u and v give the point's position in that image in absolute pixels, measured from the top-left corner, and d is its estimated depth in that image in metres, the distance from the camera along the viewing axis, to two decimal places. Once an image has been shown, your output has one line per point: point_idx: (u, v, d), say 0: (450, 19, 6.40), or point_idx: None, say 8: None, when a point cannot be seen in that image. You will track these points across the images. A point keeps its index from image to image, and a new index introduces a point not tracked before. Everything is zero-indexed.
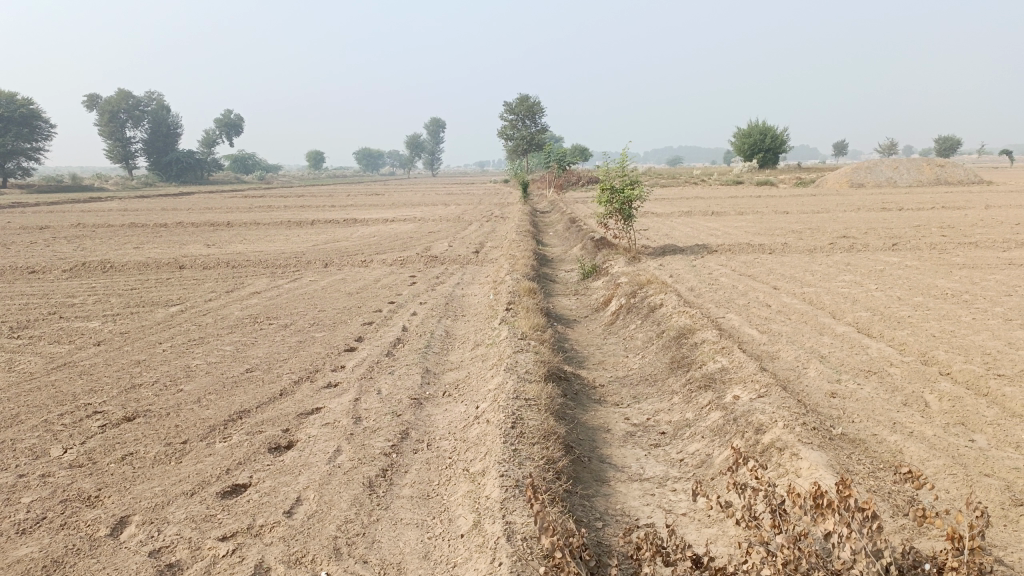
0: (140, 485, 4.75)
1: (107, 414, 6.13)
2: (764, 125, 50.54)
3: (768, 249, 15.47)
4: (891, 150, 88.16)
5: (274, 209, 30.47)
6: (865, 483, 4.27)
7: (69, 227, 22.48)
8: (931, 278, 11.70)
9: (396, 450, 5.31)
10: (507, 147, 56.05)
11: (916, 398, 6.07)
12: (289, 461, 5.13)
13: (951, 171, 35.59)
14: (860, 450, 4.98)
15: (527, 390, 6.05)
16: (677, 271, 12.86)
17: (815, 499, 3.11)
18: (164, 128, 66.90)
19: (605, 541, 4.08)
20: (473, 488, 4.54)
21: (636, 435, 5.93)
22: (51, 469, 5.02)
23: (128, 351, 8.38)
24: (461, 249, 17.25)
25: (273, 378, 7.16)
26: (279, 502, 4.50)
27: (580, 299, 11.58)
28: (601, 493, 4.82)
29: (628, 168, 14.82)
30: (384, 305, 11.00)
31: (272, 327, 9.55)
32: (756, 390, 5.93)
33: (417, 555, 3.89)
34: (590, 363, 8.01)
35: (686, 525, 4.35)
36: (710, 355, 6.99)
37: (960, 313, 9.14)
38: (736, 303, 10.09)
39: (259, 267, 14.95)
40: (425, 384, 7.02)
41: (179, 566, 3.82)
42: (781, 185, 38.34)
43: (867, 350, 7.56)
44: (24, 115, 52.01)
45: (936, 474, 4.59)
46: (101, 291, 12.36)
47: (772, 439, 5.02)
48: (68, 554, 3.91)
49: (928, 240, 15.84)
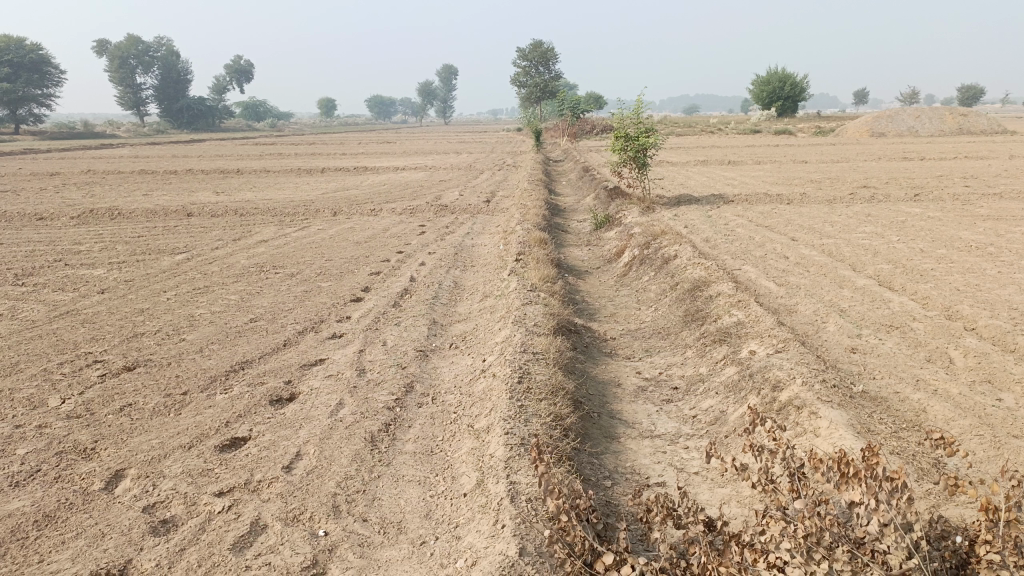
0: (137, 438, 4.62)
1: (107, 363, 6.02)
2: (783, 71, 49.10)
3: (786, 199, 15.08)
4: (914, 98, 85.86)
5: (284, 157, 30.14)
6: (888, 445, 4.08)
7: (78, 174, 22.27)
8: (953, 230, 11.34)
9: (400, 404, 5.16)
10: (520, 94, 54.99)
11: (941, 354, 5.84)
12: (290, 415, 4.99)
13: (974, 121, 34.60)
14: (881, 409, 4.78)
15: (536, 344, 5.86)
16: (693, 222, 12.54)
17: (841, 467, 2.89)
18: (176, 75, 66.10)
19: (613, 501, 3.94)
20: (478, 445, 4.38)
21: (648, 390, 5.77)
22: (48, 420, 4.90)
23: (132, 299, 8.25)
24: (472, 198, 16.96)
25: (277, 328, 7.01)
26: (278, 457, 4.37)
27: (592, 249, 11.33)
28: (611, 450, 4.66)
29: (643, 116, 14.36)
30: (392, 254, 10.80)
31: (278, 276, 9.38)
32: (773, 344, 5.71)
33: (418, 515, 3.74)
34: (601, 315, 7.81)
35: (698, 484, 4.21)
36: (726, 308, 6.77)
37: (985, 266, 8.83)
38: (752, 255, 9.80)
39: (267, 215, 14.75)
40: (432, 335, 6.86)
41: (173, 522, 3.70)
42: (798, 134, 37.43)
43: (889, 304, 7.31)
44: (34, 62, 51.53)
45: (962, 435, 4.40)
46: (107, 238, 12.21)
47: (789, 396, 4.81)
48: (60, 509, 3.79)
49: (951, 191, 15.37)
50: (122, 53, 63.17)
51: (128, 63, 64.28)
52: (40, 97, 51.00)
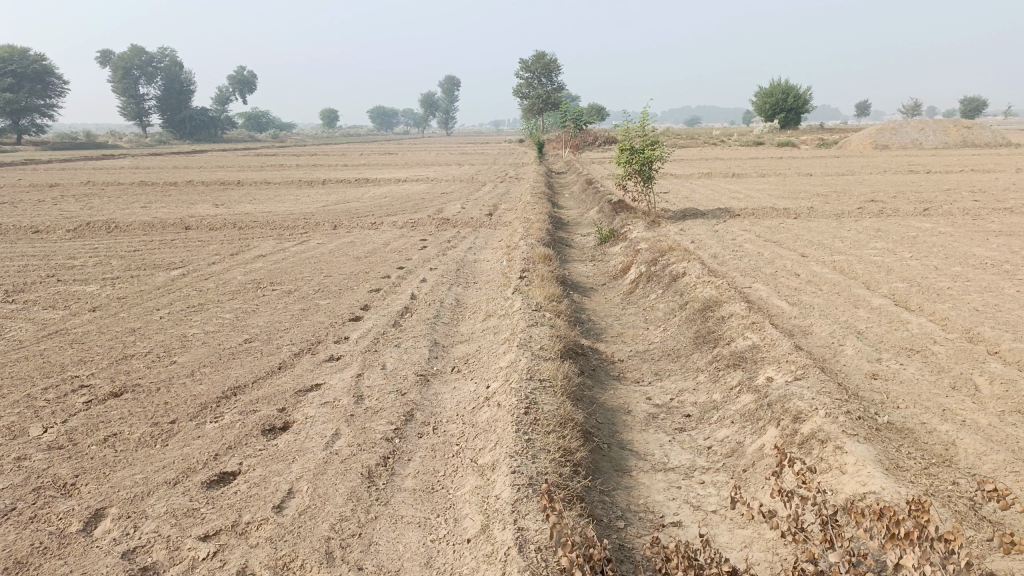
0: (121, 472, 4.35)
1: (94, 388, 5.75)
2: (786, 83, 48.86)
3: (793, 213, 14.83)
4: (915, 110, 85.60)
5: (286, 168, 29.93)
6: (922, 485, 3.80)
7: (78, 185, 22.08)
8: (966, 246, 11.08)
9: (399, 435, 4.89)
10: (522, 106, 54.91)
11: (966, 380, 5.57)
12: (283, 447, 4.72)
13: (978, 133, 34.35)
14: (908, 442, 4.51)
15: (542, 369, 5.58)
16: (699, 237, 12.28)
17: (890, 527, 2.65)
18: (178, 86, 66.17)
19: (627, 545, 3.68)
20: (482, 484, 4.11)
21: (659, 417, 5.50)
22: (27, 452, 4.63)
23: (124, 317, 7.99)
24: (474, 211, 16.75)
25: (273, 350, 6.75)
26: (268, 495, 4.10)
27: (596, 265, 11.09)
28: (622, 486, 4.39)
29: (648, 128, 14.09)
30: (392, 270, 10.54)
31: (276, 293, 9.12)
32: (792, 371, 5.43)
33: (418, 562, 3.47)
34: (608, 335, 7.56)
35: (717, 524, 3.93)
36: (739, 331, 6.49)
37: (1002, 285, 8.56)
38: (762, 273, 9.53)
39: (265, 229, 14.52)
40: (433, 358, 6.59)
41: (154, 569, 3.44)
42: (801, 146, 37.25)
43: (907, 325, 7.04)
44: (37, 73, 51.54)
45: (998, 472, 4.13)
46: (103, 252, 11.97)
47: (812, 429, 4.52)
48: (32, 555, 3.53)
49: (961, 205, 15.12)
50: (125, 64, 63.03)
51: (131, 74, 64.26)
52: (42, 107, 50.94)
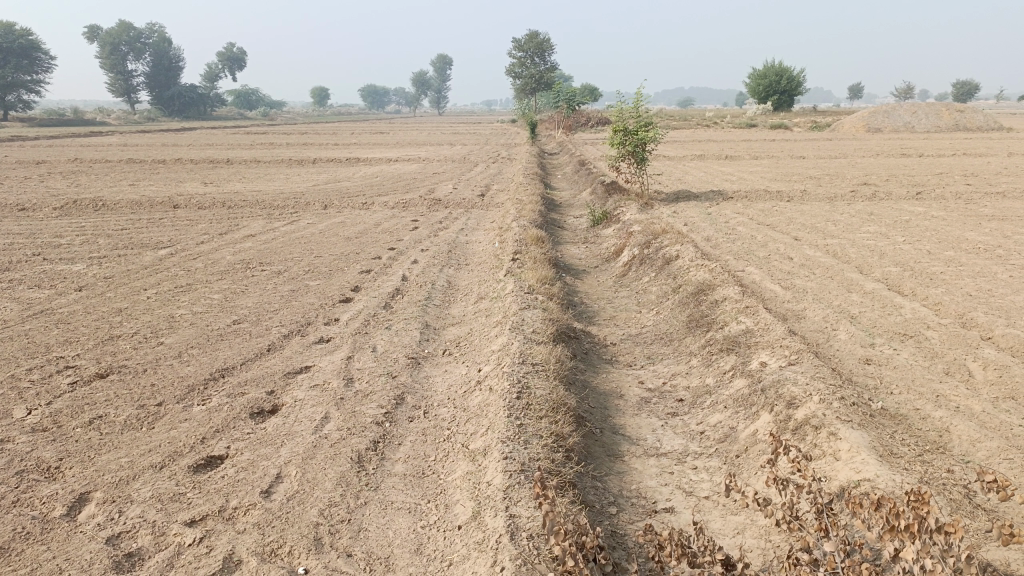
0: (106, 456, 4.28)
1: (80, 369, 5.66)
2: (780, 65, 48.60)
3: (786, 196, 14.77)
4: (908, 94, 85.53)
5: (276, 147, 29.58)
6: (917, 472, 3.77)
7: (65, 162, 21.75)
8: (959, 230, 11.06)
9: (390, 418, 4.84)
10: (515, 86, 54.50)
11: (959, 366, 5.56)
12: (272, 430, 4.66)
13: (970, 117, 34.31)
14: (903, 429, 4.48)
15: (534, 353, 5.53)
16: (692, 220, 12.21)
17: (890, 521, 2.63)
18: (167, 62, 65.34)
19: (619, 532, 3.65)
20: (473, 469, 4.06)
21: (652, 402, 5.46)
22: (11, 434, 4.56)
23: (112, 297, 7.88)
24: (466, 192, 16.62)
25: (262, 331, 6.66)
26: (256, 480, 4.04)
27: (589, 247, 11.01)
28: (614, 472, 4.35)
29: (642, 109, 13.94)
30: (384, 251, 10.44)
31: (265, 274, 9.01)
32: (786, 356, 5.38)
33: (408, 549, 3.42)
34: (601, 318, 7.51)
35: (710, 510, 3.90)
36: (733, 315, 6.44)
37: (995, 270, 8.54)
38: (755, 256, 9.48)
39: (255, 208, 14.35)
40: (424, 341, 6.52)
41: (139, 555, 3.38)
42: (794, 128, 37.14)
43: (900, 310, 7.01)
44: (23, 47, 50.71)
45: (991, 459, 4.12)
46: (90, 231, 11.81)
47: (806, 415, 4.49)
48: (14, 540, 3.46)
49: (954, 190, 15.08)
50: (113, 39, 62.08)
51: (119, 49, 63.29)
52: (29, 82, 50.19)
